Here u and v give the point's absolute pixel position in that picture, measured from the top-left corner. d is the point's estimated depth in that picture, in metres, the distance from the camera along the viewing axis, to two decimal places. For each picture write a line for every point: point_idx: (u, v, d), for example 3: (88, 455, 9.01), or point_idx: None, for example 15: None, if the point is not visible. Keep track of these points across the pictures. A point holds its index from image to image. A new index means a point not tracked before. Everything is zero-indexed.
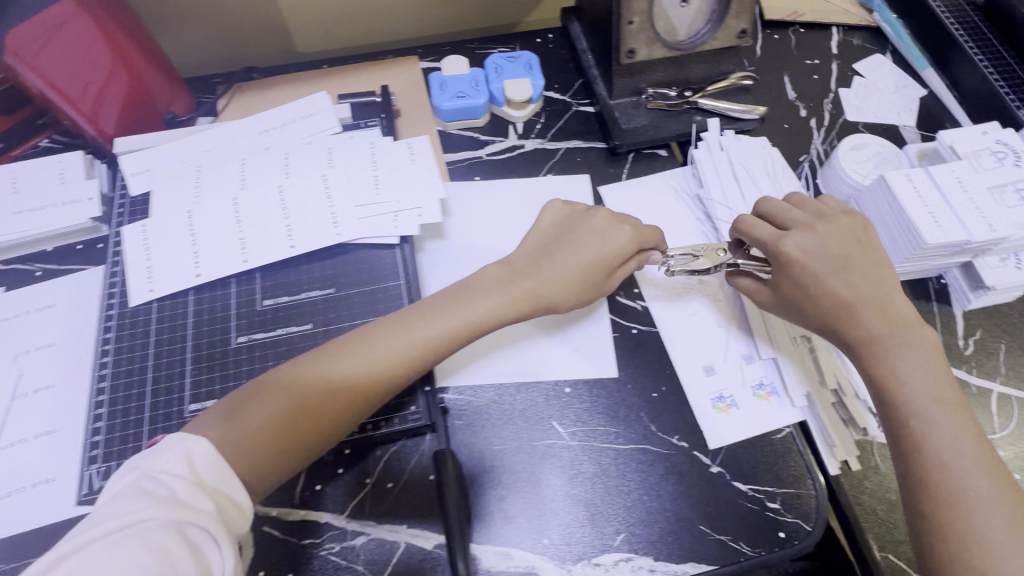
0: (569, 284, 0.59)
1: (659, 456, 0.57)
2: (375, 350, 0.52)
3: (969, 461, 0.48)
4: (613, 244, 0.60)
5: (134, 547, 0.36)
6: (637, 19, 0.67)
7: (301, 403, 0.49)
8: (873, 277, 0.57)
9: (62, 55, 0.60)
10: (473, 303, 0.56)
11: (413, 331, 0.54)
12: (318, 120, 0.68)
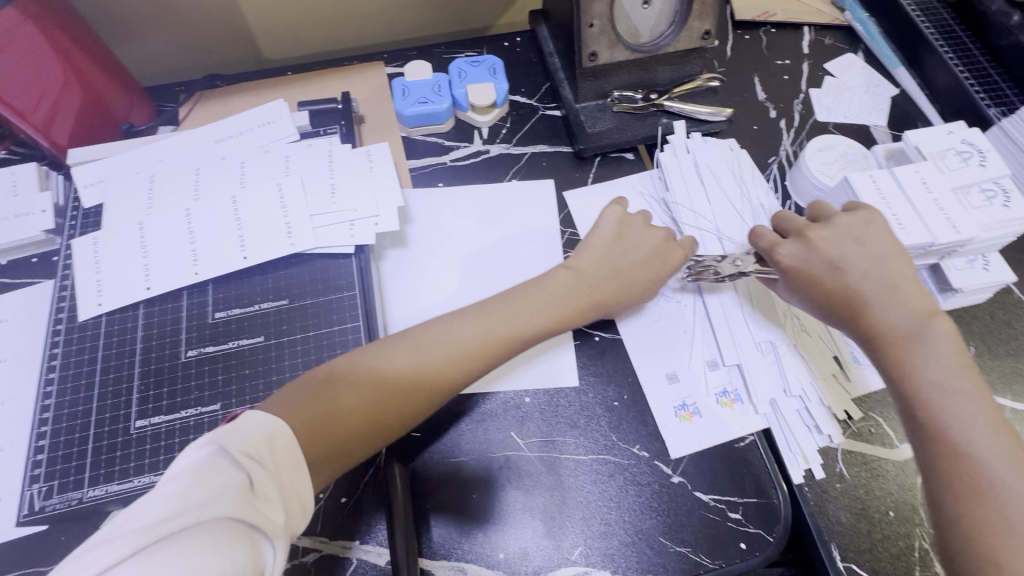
0: (628, 289, 0.60)
1: (619, 467, 0.56)
2: (451, 345, 0.53)
3: (996, 454, 0.47)
4: (666, 258, 0.62)
5: (209, 545, 0.34)
6: (597, 21, 0.66)
7: (381, 391, 0.50)
8: (878, 271, 0.55)
9: (13, 68, 0.58)
10: (543, 302, 0.57)
11: (484, 328, 0.55)
12: (276, 128, 0.67)
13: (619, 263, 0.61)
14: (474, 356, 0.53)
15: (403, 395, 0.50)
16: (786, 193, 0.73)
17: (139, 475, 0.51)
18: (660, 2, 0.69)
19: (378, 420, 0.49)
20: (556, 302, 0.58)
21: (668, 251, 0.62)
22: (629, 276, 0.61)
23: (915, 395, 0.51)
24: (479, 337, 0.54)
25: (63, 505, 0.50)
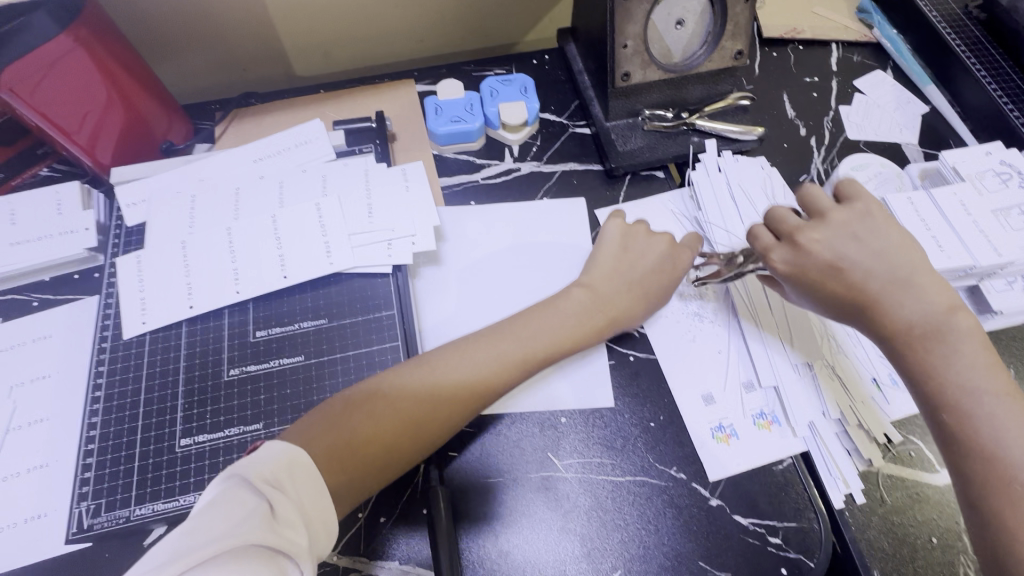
0: (639, 304, 0.61)
1: (656, 490, 0.56)
2: (467, 372, 0.53)
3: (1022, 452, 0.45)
4: (672, 266, 0.63)
5: (237, 569, 0.35)
6: (631, 42, 0.67)
7: (397, 418, 0.49)
8: (884, 267, 0.53)
9: (60, 88, 0.59)
10: (558, 326, 0.58)
11: (499, 354, 0.55)
12: (312, 148, 0.68)
13: (629, 279, 0.61)
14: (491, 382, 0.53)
15: (420, 423, 0.50)
16: None
17: (184, 494, 0.51)
18: (693, 24, 0.70)
19: (398, 447, 0.49)
20: (572, 324, 0.58)
21: (674, 260, 0.63)
22: (640, 291, 0.61)
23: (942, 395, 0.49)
24: (494, 363, 0.54)
25: (111, 523, 0.50)
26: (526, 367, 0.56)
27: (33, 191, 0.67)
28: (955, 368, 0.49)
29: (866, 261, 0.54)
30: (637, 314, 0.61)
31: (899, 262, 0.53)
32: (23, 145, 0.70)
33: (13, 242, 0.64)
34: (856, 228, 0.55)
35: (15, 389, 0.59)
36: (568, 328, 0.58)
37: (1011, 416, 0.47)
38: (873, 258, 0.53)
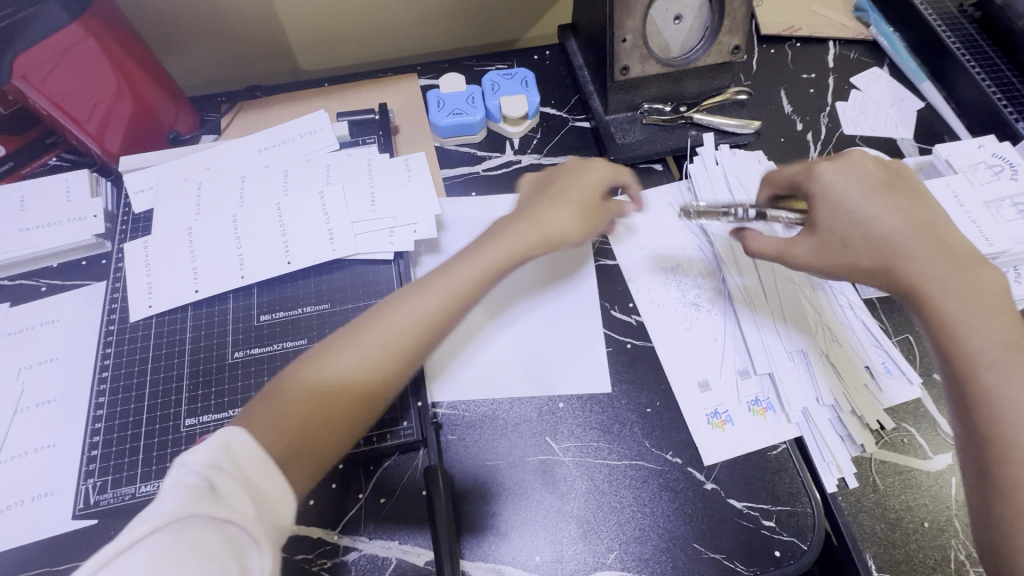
0: (566, 217, 0.59)
1: (654, 474, 0.57)
2: (379, 346, 0.49)
3: None
4: (591, 177, 0.62)
5: (178, 548, 0.33)
6: (629, 37, 0.68)
7: (316, 397, 0.46)
8: (918, 221, 0.54)
9: (69, 77, 0.61)
10: (469, 273, 0.55)
11: (414, 321, 0.51)
12: (316, 137, 0.69)
13: (548, 199, 0.60)
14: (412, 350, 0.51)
15: (351, 400, 0.48)
16: None
17: None
18: (691, 19, 0.70)
19: (329, 427, 0.46)
20: (493, 257, 0.56)
21: (594, 175, 0.62)
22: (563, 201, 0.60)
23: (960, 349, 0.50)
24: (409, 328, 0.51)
25: (116, 500, 0.51)
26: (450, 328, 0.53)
27: (43, 179, 0.68)
28: (968, 333, 0.50)
29: (882, 230, 0.54)
30: (565, 224, 0.59)
31: (924, 220, 0.55)
32: (32, 135, 0.71)
33: (23, 228, 0.65)
34: (890, 182, 0.57)
35: (23, 371, 0.60)
36: (490, 262, 0.56)
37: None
38: (904, 209, 0.55)
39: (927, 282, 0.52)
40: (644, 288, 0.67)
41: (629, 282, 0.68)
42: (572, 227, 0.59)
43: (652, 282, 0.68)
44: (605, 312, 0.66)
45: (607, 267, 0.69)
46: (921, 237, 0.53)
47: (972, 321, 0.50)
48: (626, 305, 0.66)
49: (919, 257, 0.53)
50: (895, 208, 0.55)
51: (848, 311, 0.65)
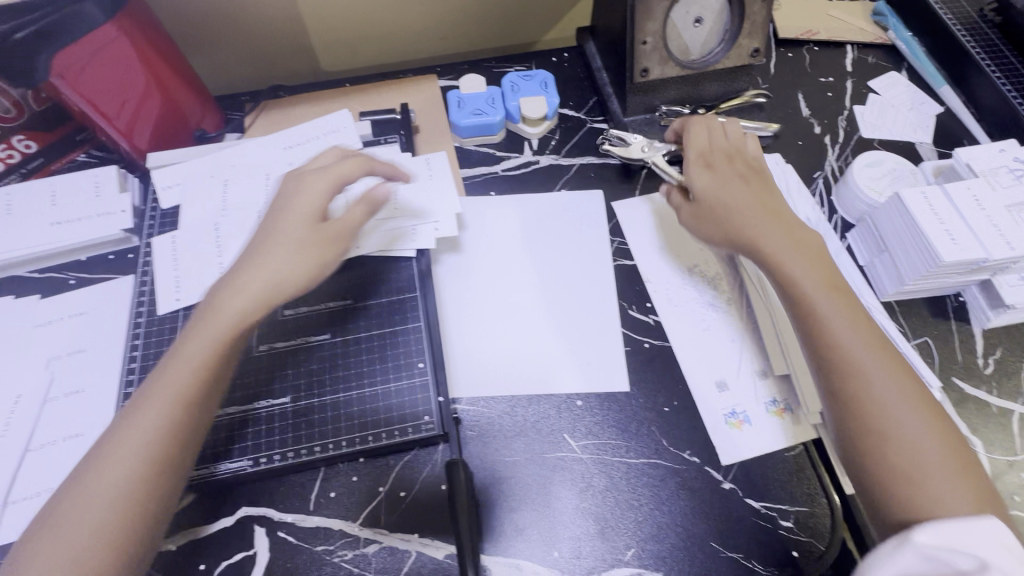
0: (296, 271, 0.54)
1: (671, 473, 0.58)
2: (131, 460, 0.46)
3: (891, 388, 0.50)
4: (305, 196, 0.57)
5: None
6: (650, 39, 0.69)
7: (101, 530, 0.44)
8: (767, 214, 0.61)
9: (106, 75, 0.62)
10: (220, 315, 0.51)
11: (141, 437, 0.47)
12: (340, 136, 0.70)
13: (257, 249, 0.55)
14: (168, 448, 0.47)
15: (112, 533, 0.44)
16: (831, 208, 0.74)
17: (216, 462, 0.54)
18: (711, 22, 0.71)
19: (139, 494, 0.46)
20: (172, 385, 0.49)
21: (297, 195, 0.57)
22: (268, 271, 0.53)
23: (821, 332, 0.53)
24: (151, 440, 0.47)
25: None
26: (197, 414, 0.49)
27: (73, 174, 0.70)
28: (828, 317, 0.54)
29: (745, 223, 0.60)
30: (246, 307, 0.52)
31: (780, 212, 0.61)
32: (61, 132, 0.74)
33: (54, 222, 0.67)
34: (752, 179, 0.64)
35: (53, 361, 0.62)
36: (242, 298, 0.52)
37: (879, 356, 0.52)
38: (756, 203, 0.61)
39: (780, 257, 0.58)
40: (663, 288, 0.68)
41: (647, 282, 0.68)
42: (300, 270, 0.54)
43: (671, 283, 0.68)
44: (623, 312, 0.66)
45: (625, 267, 0.69)
46: (773, 225, 0.60)
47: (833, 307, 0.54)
48: (644, 305, 0.67)
49: (768, 233, 0.59)
50: (739, 194, 0.62)
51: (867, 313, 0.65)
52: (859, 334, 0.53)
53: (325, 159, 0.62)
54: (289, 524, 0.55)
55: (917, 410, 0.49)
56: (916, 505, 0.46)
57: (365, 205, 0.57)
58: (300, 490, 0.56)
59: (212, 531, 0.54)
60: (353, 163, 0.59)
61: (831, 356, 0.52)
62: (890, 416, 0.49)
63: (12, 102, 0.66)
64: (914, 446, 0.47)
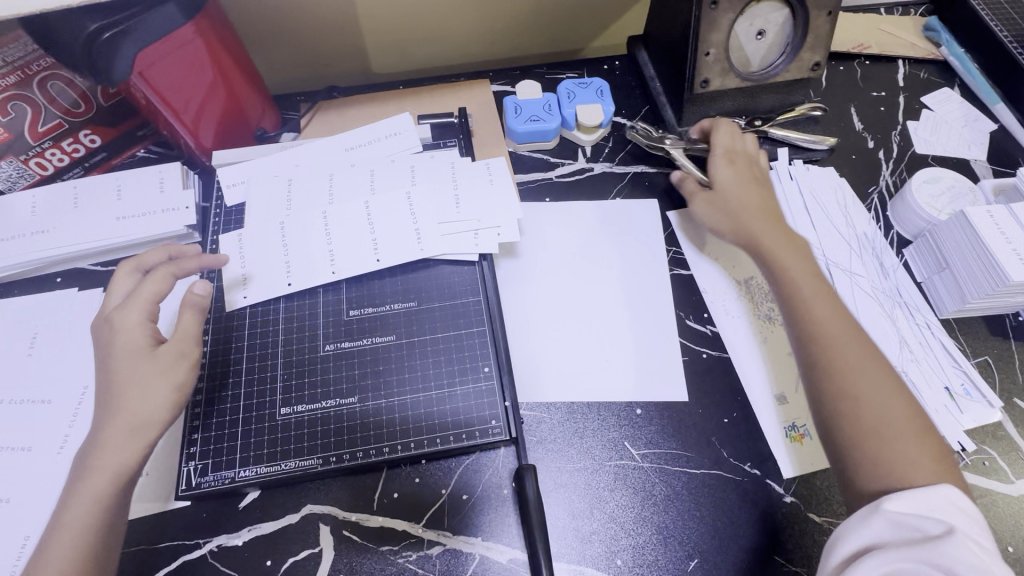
0: (154, 409, 0.50)
1: (732, 485, 0.58)
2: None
3: (875, 380, 0.52)
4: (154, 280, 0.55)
5: None
6: (713, 50, 0.69)
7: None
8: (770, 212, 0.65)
9: (178, 74, 0.63)
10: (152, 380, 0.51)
11: (73, 544, 0.46)
12: (401, 139, 0.71)
13: (127, 383, 0.51)
14: (83, 552, 0.46)
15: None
16: (887, 223, 0.74)
17: (286, 459, 0.55)
18: (773, 34, 0.71)
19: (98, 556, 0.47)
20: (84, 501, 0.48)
21: (121, 326, 0.53)
22: (152, 395, 0.51)
23: (811, 323, 0.56)
24: (74, 550, 0.46)
25: (216, 483, 0.54)
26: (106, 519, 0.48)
27: (138, 169, 0.71)
28: (813, 310, 0.57)
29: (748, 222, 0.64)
30: (143, 423, 0.50)
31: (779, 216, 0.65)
32: (127, 126, 0.74)
33: (119, 216, 0.68)
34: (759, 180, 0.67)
35: None
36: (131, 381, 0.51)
37: (863, 352, 0.54)
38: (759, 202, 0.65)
39: (775, 255, 0.61)
40: (720, 299, 0.68)
41: (704, 292, 0.68)
42: (164, 407, 0.51)
43: (729, 295, 0.68)
44: (681, 322, 0.67)
45: (681, 277, 0.69)
46: (769, 223, 0.63)
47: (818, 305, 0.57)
48: (701, 315, 0.67)
49: (767, 232, 0.62)
50: (743, 192, 0.66)
51: (926, 330, 0.65)
52: (846, 329, 0.55)
53: (120, 288, 0.57)
54: (354, 523, 0.55)
55: (898, 400, 0.51)
56: (895, 480, 0.48)
57: (191, 309, 0.55)
58: (366, 489, 0.56)
59: (278, 528, 0.55)
60: (156, 279, 0.55)
61: (820, 348, 0.55)
62: (872, 403, 0.51)
63: (80, 94, 0.68)
64: (895, 430, 0.50)
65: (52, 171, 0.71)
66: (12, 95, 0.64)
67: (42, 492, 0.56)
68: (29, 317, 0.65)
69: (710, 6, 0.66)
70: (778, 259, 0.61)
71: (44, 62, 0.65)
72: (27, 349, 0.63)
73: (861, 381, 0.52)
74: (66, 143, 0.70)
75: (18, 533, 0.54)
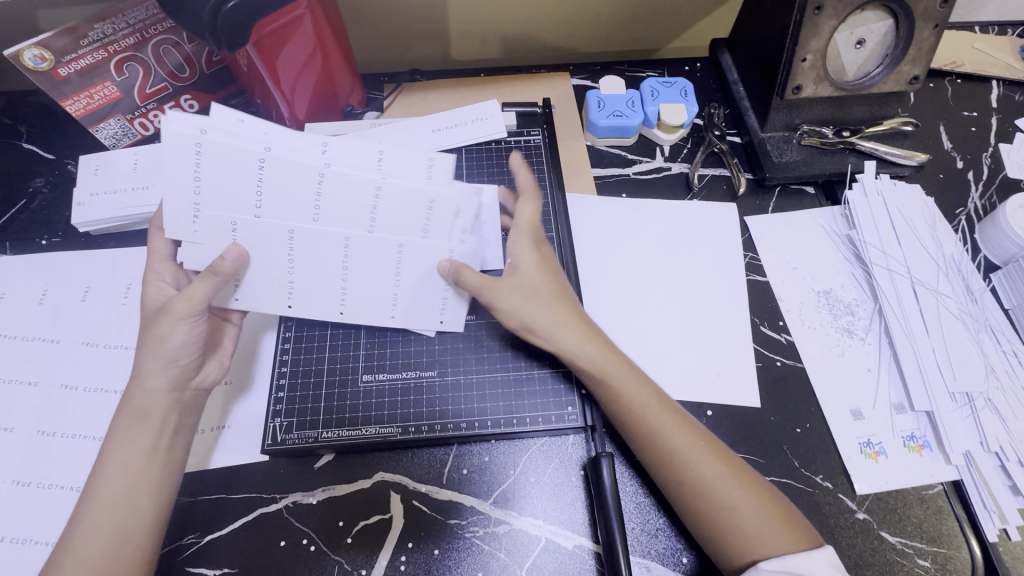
0: (151, 362, 0.52)
1: (802, 495, 0.57)
2: (114, 496, 0.49)
3: (678, 433, 0.52)
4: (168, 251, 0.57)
5: None
6: (810, 57, 0.68)
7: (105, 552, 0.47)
8: (555, 290, 0.58)
9: (289, 50, 0.66)
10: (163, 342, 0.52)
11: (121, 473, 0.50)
12: (488, 124, 0.74)
13: (143, 347, 0.53)
14: (133, 479, 0.50)
15: (119, 540, 0.48)
16: (974, 246, 0.72)
17: (366, 425, 0.57)
18: (873, 44, 0.70)
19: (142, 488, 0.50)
20: (124, 448, 0.51)
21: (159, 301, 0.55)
22: (165, 358, 0.52)
23: (613, 396, 0.54)
24: (128, 475, 0.50)
25: (300, 440, 0.56)
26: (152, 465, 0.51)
27: None
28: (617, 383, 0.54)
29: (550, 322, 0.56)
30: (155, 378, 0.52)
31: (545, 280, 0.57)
32: (222, 95, 0.76)
33: None
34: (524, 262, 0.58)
35: None
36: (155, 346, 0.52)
37: (659, 407, 0.53)
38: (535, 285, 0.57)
39: (580, 346, 0.55)
40: (796, 309, 0.67)
41: (780, 300, 0.68)
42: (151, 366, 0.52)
43: (805, 304, 0.67)
44: (755, 327, 0.66)
45: (757, 283, 0.69)
46: (565, 299, 0.57)
47: (616, 376, 0.54)
48: (776, 323, 0.66)
49: (562, 327, 0.56)
50: (530, 282, 0.57)
51: (1013, 358, 0.63)
52: (640, 393, 0.54)
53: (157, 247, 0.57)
54: (424, 494, 0.56)
55: (704, 443, 0.52)
56: (747, 540, 0.48)
57: (210, 274, 0.52)
58: (436, 463, 0.57)
59: (351, 491, 0.56)
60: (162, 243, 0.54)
61: (632, 427, 0.53)
62: (684, 456, 0.51)
63: (184, 57, 0.70)
64: (713, 482, 0.50)
65: (153, 131, 0.75)
66: (128, 56, 0.66)
67: None
68: (125, 269, 0.68)
69: (814, 12, 0.65)
70: (577, 347, 0.55)
71: (162, 26, 0.66)
72: (122, 298, 0.66)
73: (672, 447, 0.51)
74: (168, 106, 0.73)
75: None
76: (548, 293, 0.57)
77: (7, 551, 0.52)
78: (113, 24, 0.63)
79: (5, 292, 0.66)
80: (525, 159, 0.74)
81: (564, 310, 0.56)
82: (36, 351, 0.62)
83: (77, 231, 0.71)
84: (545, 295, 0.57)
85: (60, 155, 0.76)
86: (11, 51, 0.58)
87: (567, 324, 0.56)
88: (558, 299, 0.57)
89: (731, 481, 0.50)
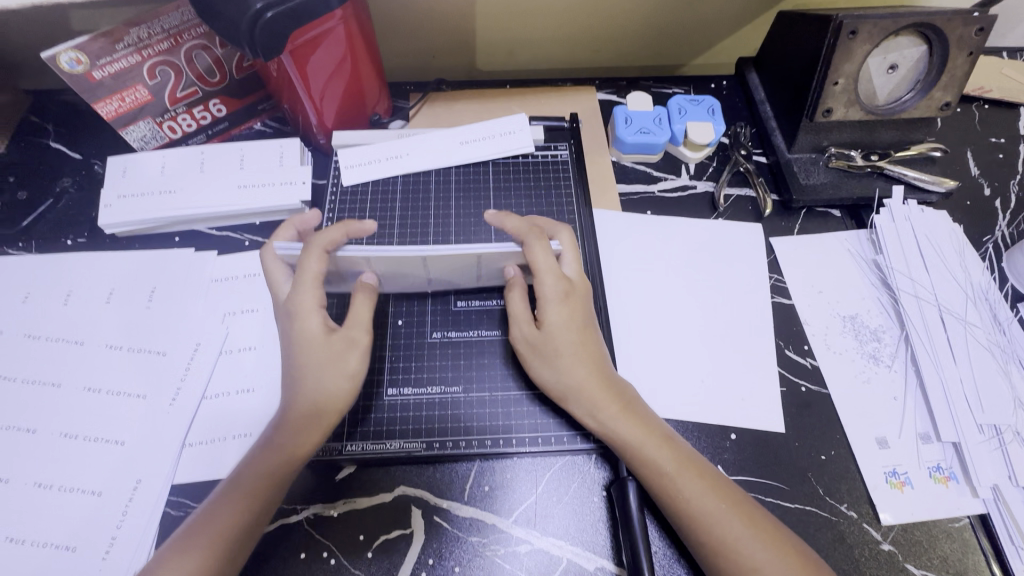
0: (319, 381, 0.54)
1: (827, 524, 0.56)
2: (240, 500, 0.50)
3: (697, 488, 0.51)
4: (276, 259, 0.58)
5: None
6: (842, 80, 0.68)
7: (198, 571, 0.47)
8: (583, 354, 0.57)
9: (322, 59, 0.66)
10: (337, 366, 0.55)
11: (256, 480, 0.51)
12: (515, 138, 0.74)
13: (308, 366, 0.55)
14: (267, 488, 0.51)
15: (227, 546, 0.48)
16: (1001, 274, 0.71)
17: (390, 440, 0.58)
18: (905, 69, 0.70)
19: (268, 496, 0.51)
20: (260, 466, 0.52)
21: (297, 310, 0.55)
22: (327, 378, 0.54)
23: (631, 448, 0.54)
24: (261, 480, 0.51)
25: (322, 454, 0.57)
26: (270, 492, 0.51)
27: (260, 142, 0.74)
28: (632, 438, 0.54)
29: (576, 385, 0.56)
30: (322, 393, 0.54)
31: (565, 346, 0.56)
32: (249, 101, 0.77)
33: (240, 184, 0.70)
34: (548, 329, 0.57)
35: (227, 317, 0.65)
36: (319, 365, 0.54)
37: (677, 462, 0.53)
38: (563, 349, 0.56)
39: (605, 413, 0.55)
40: (821, 333, 0.67)
41: (805, 323, 0.67)
42: (340, 388, 0.54)
43: (830, 328, 0.67)
44: (780, 351, 0.66)
45: (782, 306, 0.68)
46: (589, 359, 0.57)
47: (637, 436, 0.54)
48: (801, 347, 0.66)
49: (592, 392, 0.55)
50: (559, 344, 0.57)
51: None
52: (655, 448, 0.53)
53: (276, 272, 0.58)
54: (445, 510, 0.56)
55: (723, 496, 0.51)
56: None
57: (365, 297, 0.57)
58: (458, 479, 0.57)
59: (372, 505, 0.56)
60: (313, 256, 0.54)
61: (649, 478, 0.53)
62: (706, 511, 0.50)
63: (213, 61, 0.69)
64: (737, 540, 0.49)
65: (180, 135, 0.75)
66: (161, 61, 0.66)
67: (153, 439, 0.58)
68: (150, 273, 0.68)
69: (848, 36, 0.65)
70: (594, 403, 0.55)
71: (196, 31, 0.66)
72: (146, 301, 0.66)
73: (689, 499, 0.51)
74: (197, 110, 0.73)
75: (129, 477, 0.56)
76: (576, 348, 0.57)
77: (27, 555, 0.52)
78: (148, 29, 0.63)
79: (30, 291, 0.66)
80: (551, 175, 0.74)
81: (586, 371, 0.56)
82: (61, 353, 0.62)
83: (102, 232, 0.71)
84: (572, 352, 0.56)
85: (87, 155, 0.77)
86: (48, 54, 0.59)
87: (591, 385, 0.55)
88: (594, 364, 0.57)
89: (754, 538, 0.49)
